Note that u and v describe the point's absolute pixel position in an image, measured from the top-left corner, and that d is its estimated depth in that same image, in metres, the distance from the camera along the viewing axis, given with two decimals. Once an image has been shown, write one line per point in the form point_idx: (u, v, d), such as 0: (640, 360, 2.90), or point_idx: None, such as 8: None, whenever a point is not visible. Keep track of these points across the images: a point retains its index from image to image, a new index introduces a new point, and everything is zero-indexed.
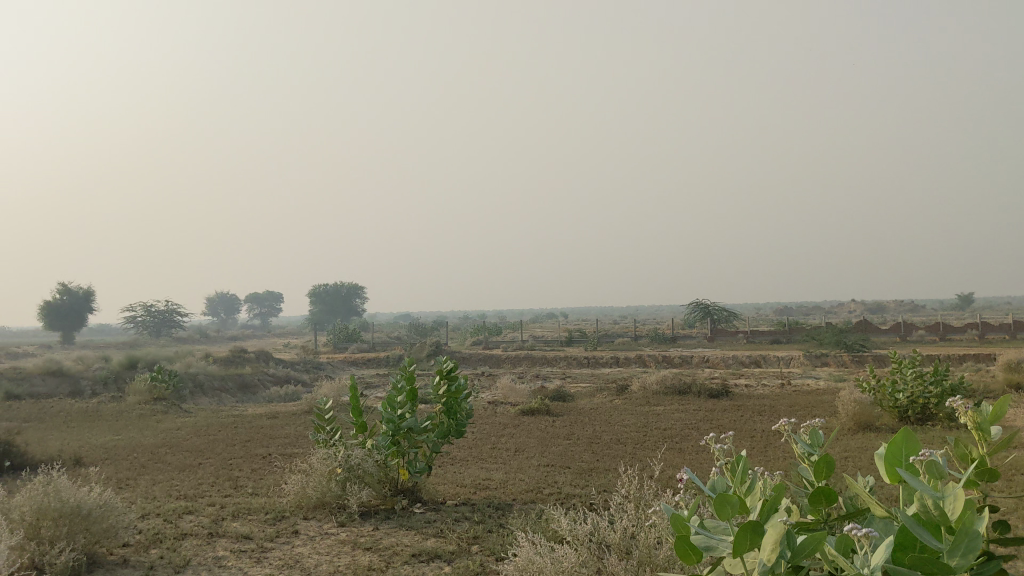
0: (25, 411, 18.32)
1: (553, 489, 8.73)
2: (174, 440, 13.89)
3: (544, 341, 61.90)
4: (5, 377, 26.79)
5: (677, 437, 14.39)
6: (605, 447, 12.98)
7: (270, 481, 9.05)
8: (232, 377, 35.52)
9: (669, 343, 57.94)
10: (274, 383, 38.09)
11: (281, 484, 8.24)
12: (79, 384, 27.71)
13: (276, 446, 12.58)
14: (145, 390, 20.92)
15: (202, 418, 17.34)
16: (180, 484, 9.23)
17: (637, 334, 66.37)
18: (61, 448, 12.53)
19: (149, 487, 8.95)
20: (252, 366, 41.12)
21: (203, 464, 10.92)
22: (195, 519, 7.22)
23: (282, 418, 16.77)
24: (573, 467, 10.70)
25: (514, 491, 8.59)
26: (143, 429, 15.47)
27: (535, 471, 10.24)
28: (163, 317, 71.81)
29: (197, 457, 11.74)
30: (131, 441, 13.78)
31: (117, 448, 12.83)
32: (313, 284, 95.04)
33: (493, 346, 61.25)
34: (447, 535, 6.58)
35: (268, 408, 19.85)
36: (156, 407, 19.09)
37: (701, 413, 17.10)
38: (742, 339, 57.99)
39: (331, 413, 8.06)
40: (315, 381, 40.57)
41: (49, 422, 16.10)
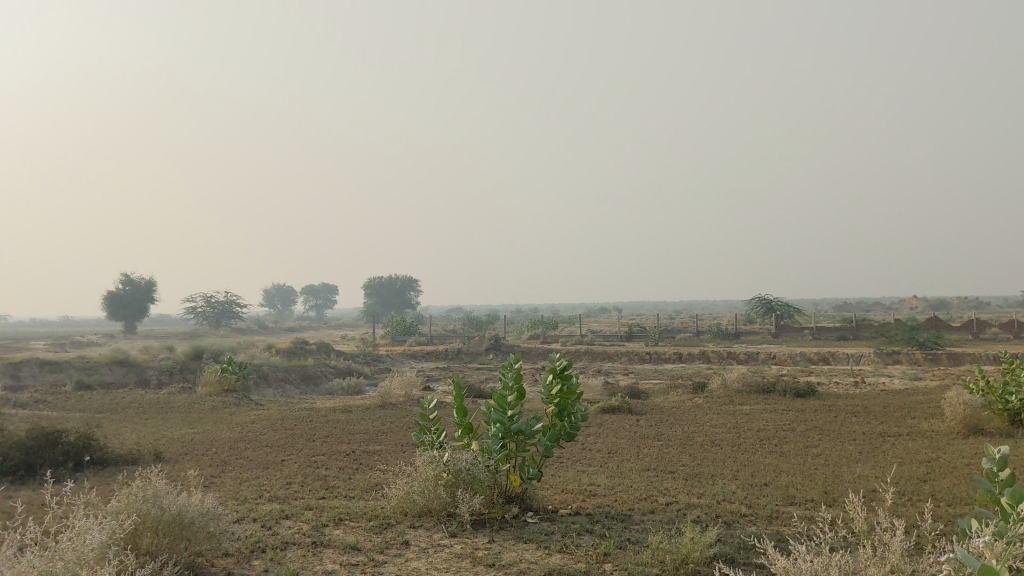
0: (97, 400, 18.16)
1: (668, 498, 8.07)
2: (251, 434, 13.53)
3: (603, 335, 61.15)
4: (74, 367, 26.87)
5: (775, 439, 13.58)
6: (704, 449, 12.26)
7: (364, 484, 8.59)
8: (295, 369, 35.41)
9: (732, 339, 56.77)
10: (336, 374, 37.92)
11: (380, 490, 7.70)
12: (145, 373, 27.67)
13: (358, 444, 12.13)
14: (215, 381, 20.65)
15: (275, 411, 16.96)
16: (269, 484, 8.79)
17: (697, 328, 65.25)
18: (139, 441, 12.23)
19: (237, 486, 8.51)
20: (314, 357, 41.04)
21: (287, 462, 10.50)
22: (293, 524, 6.70)
23: (357, 413, 16.35)
24: (675, 472, 10.02)
25: (626, 499, 7.94)
26: (218, 422, 15.15)
27: (639, 476, 9.57)
28: (222, 308, 72.40)
29: (280, 453, 11.36)
30: (208, 434, 13.44)
31: (195, 442, 12.49)
32: (370, 277, 95.43)
33: (552, 340, 60.63)
34: (573, 551, 5.94)
35: (338, 400, 19.50)
36: (227, 399, 18.79)
37: (793, 414, 16.32)
38: (808, 336, 56.59)
39: (436, 413, 7.46)
40: (375, 374, 40.35)
41: (123, 413, 15.87)
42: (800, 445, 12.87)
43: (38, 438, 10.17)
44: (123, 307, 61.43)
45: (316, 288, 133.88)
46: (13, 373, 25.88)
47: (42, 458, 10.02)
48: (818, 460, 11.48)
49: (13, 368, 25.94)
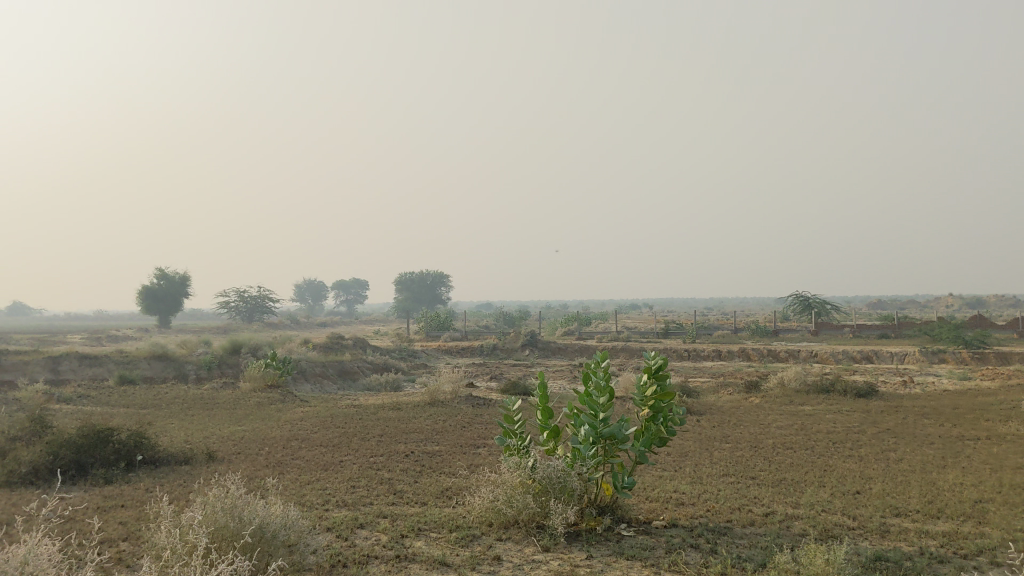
0: (140, 395, 17.84)
1: (764, 508, 7.50)
2: (303, 432, 13.11)
3: (640, 332, 60.38)
4: (113, 361, 26.66)
5: (847, 442, 12.92)
6: (776, 452, 11.65)
7: (435, 490, 8.11)
8: (332, 364, 35.12)
9: (771, 337, 55.78)
10: (372, 370, 37.61)
11: (458, 499, 7.19)
12: (184, 368, 27.42)
13: (414, 444, 11.64)
14: (259, 377, 20.29)
15: (322, 409, 16.55)
16: (332, 488, 8.31)
17: (735, 325, 64.26)
18: (189, 439, 11.85)
19: (299, 490, 8.06)
20: (351, 352, 40.80)
21: (346, 464, 10.04)
22: (370, 535, 6.22)
23: (407, 411, 15.89)
24: (756, 478, 9.42)
25: (721, 509, 7.37)
26: (267, 419, 14.77)
27: (721, 481, 8.98)
28: (256, 302, 72.51)
29: (337, 453, 10.94)
30: (258, 432, 13.07)
31: (246, 441, 12.09)
32: (401, 273, 95.25)
33: (587, 337, 60.02)
34: (684, 570, 5.40)
35: (384, 398, 19.05)
36: (272, 395, 18.43)
37: (860, 415, 15.63)
38: (849, 333, 55.50)
39: (519, 416, 6.93)
40: (412, 369, 39.96)
41: (168, 409, 15.52)
42: (877, 449, 12.20)
43: (89, 436, 9.82)
44: (158, 301, 61.64)
45: (347, 283, 133.89)
46: (53, 367, 25.72)
47: (93, 457, 9.65)
48: (900, 465, 10.82)
49: (53, 361, 25.76)
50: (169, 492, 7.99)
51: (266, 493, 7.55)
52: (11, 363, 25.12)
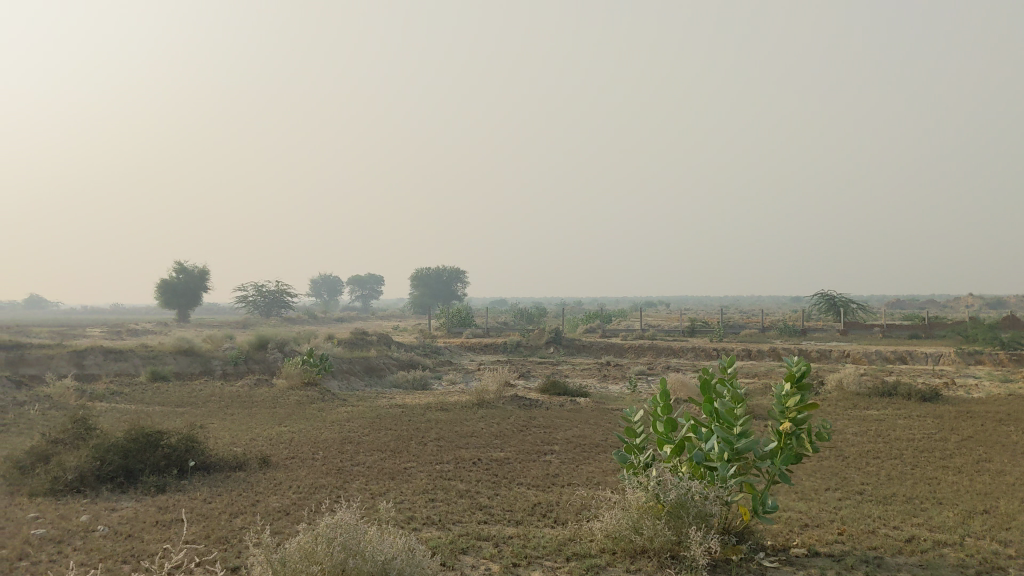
0: (175, 392, 17.17)
1: (903, 533, 6.69)
2: (353, 435, 12.39)
3: (665, 330, 59.40)
4: (139, 356, 26.02)
5: (933, 450, 12.07)
6: (866, 462, 10.83)
7: (526, 509, 7.30)
8: (358, 360, 34.43)
9: (799, 336, 54.72)
10: (398, 367, 36.90)
11: (564, 524, 6.42)
12: (209, 363, 26.74)
13: (475, 451, 10.88)
14: (297, 374, 19.61)
15: (366, 409, 15.81)
16: (406, 502, 7.56)
17: (761, 323, 63.17)
18: (237, 443, 11.16)
19: (371, 506, 7.33)
20: (376, 349, 40.07)
21: (412, 473, 9.29)
22: (479, 563, 5.49)
23: (456, 412, 15.17)
24: (867, 494, 8.59)
25: (856, 534, 6.57)
26: (312, 420, 14.07)
27: (832, 499, 8.17)
28: (273, 296, 71.88)
29: (398, 459, 10.20)
30: (306, 435, 12.36)
31: (298, 445, 11.41)
32: (419, 269, 94.64)
33: (611, 334, 59.08)
34: None
35: (424, 398, 18.33)
36: (311, 394, 17.71)
37: (935, 421, 14.80)
38: (879, 333, 54.39)
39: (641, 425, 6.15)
40: (438, 367, 39.19)
41: (207, 408, 14.85)
42: (972, 459, 11.34)
43: (138, 440, 9.10)
44: (176, 295, 61.13)
45: (362, 278, 133.13)
46: (77, 361, 25.04)
47: (143, 462, 8.94)
48: (1006, 478, 9.97)
49: (77, 355, 25.08)
50: (231, 514, 7.24)
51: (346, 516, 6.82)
52: (34, 357, 24.48)
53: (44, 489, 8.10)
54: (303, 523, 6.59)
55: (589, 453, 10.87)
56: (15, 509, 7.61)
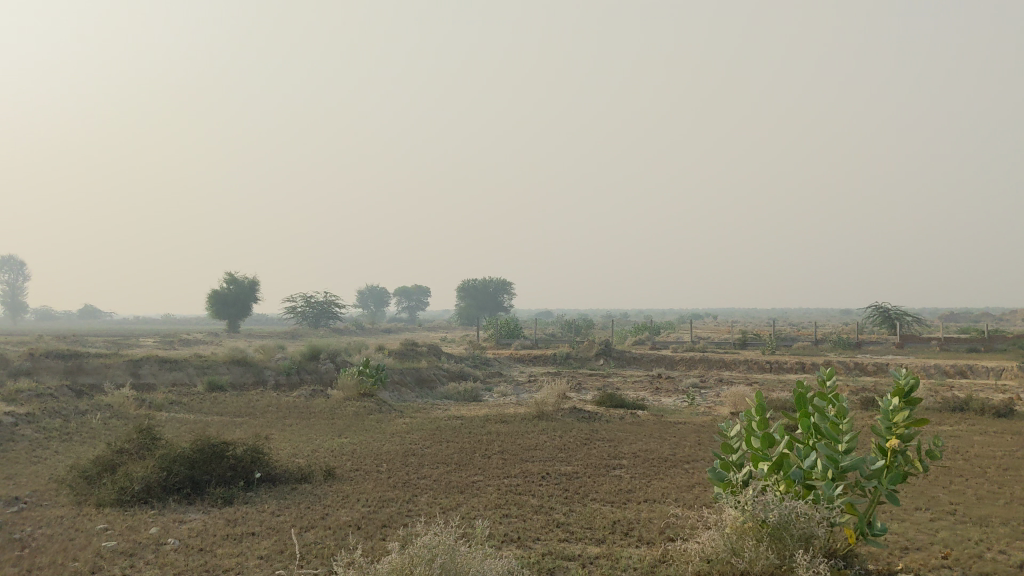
0: (233, 403, 17.12)
1: (1014, 557, 6.30)
2: (414, 447, 12.19)
3: (716, 343, 58.54)
4: (193, 366, 26.12)
5: (1017, 469, 11.53)
6: (950, 480, 10.35)
7: (605, 527, 7.04)
8: (409, 371, 34.29)
9: (854, 349, 53.57)
10: (448, 378, 36.71)
11: (652, 547, 6.14)
12: (262, 373, 26.79)
13: (541, 464, 10.60)
14: (352, 385, 19.48)
15: (423, 421, 15.60)
16: (479, 518, 7.32)
17: (815, 336, 62.00)
18: (300, 455, 11.02)
19: (443, 523, 7.10)
20: (426, 360, 39.95)
21: (480, 486, 9.04)
22: None
23: (514, 425, 14.91)
24: (959, 514, 8.18)
25: (963, 558, 6.22)
26: (371, 431, 13.90)
27: (925, 520, 7.77)
28: (321, 307, 72.29)
29: (464, 472, 9.97)
30: (367, 447, 12.19)
31: (361, 457, 11.24)
32: (465, 280, 94.61)
33: (660, 346, 58.43)
34: None
35: (479, 410, 18.09)
36: (368, 405, 17.56)
37: (1014, 437, 14.20)
38: (936, 347, 53.04)
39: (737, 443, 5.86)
40: (488, 378, 38.95)
41: (265, 418, 14.77)
42: None
43: (204, 450, 8.98)
44: (227, 306, 61.74)
45: (408, 289, 133.42)
46: (134, 370, 25.20)
47: (209, 473, 8.81)
48: None
49: (133, 365, 25.26)
50: (300, 528, 7.04)
51: (421, 536, 6.61)
52: (92, 365, 24.70)
53: (111, 499, 8.00)
54: (377, 541, 6.38)
55: (659, 468, 10.55)
56: (83, 519, 7.50)
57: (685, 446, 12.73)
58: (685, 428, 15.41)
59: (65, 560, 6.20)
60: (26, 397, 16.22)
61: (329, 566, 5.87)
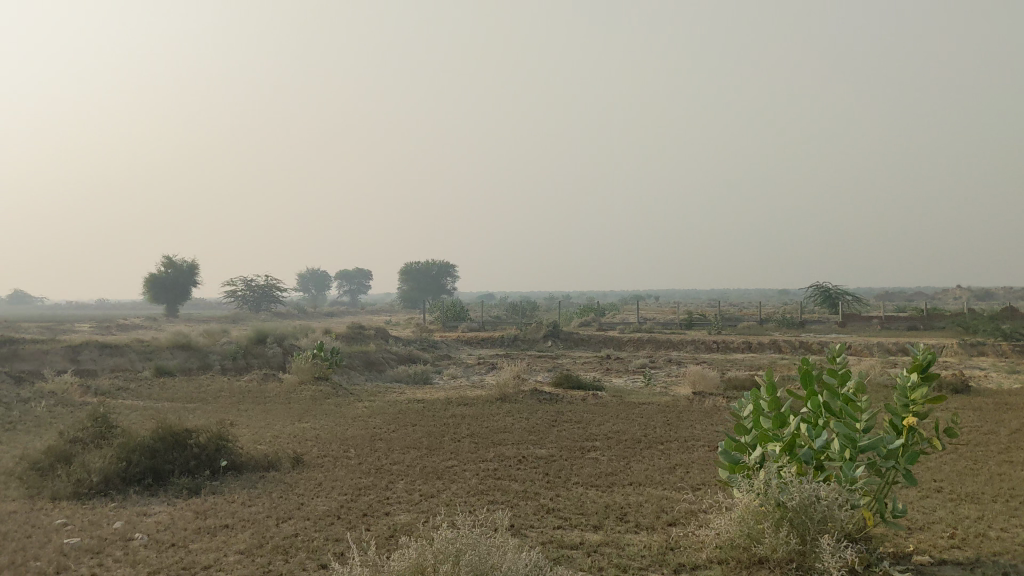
0: (184, 388, 16.50)
1: (1018, 535, 6.19)
2: (378, 431, 11.80)
3: (663, 323, 58.78)
4: (135, 351, 25.27)
5: (987, 444, 11.55)
6: (926, 458, 10.29)
7: (598, 512, 6.73)
8: (357, 354, 33.72)
9: (797, 329, 54.22)
10: (397, 361, 36.20)
11: (652, 534, 5.87)
12: (208, 358, 26.02)
13: (514, 447, 10.28)
14: (306, 369, 18.97)
15: (384, 404, 15.19)
16: (461, 505, 6.99)
17: (759, 316, 62.59)
18: (263, 442, 10.57)
19: (423, 513, 6.74)
20: (374, 343, 39.39)
21: (457, 472, 8.69)
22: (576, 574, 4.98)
23: (478, 407, 14.59)
24: (947, 492, 8.07)
25: (971, 538, 6.07)
26: (331, 416, 13.46)
27: (918, 499, 7.64)
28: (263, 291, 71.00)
29: (437, 457, 9.61)
30: (331, 432, 11.76)
31: (325, 442, 10.83)
32: (409, 262, 93.83)
33: (607, 327, 58.52)
34: None
35: (438, 394, 17.72)
36: (324, 389, 17.05)
37: (977, 413, 14.29)
38: (876, 325, 53.94)
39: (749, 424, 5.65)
40: (438, 361, 38.52)
41: (219, 404, 14.22)
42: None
43: (165, 439, 8.50)
44: (165, 289, 60.29)
45: (350, 272, 131.86)
46: (73, 356, 24.27)
47: (172, 462, 8.35)
48: None
49: (72, 351, 24.33)
50: (276, 520, 6.62)
51: (404, 527, 6.26)
52: (29, 352, 23.73)
53: (68, 492, 7.50)
54: (359, 534, 6.04)
55: (635, 449, 10.32)
56: (38, 515, 6.99)
57: (656, 426, 12.54)
58: (650, 408, 15.24)
59: (24, 560, 5.71)
60: None
61: (314, 563, 5.43)
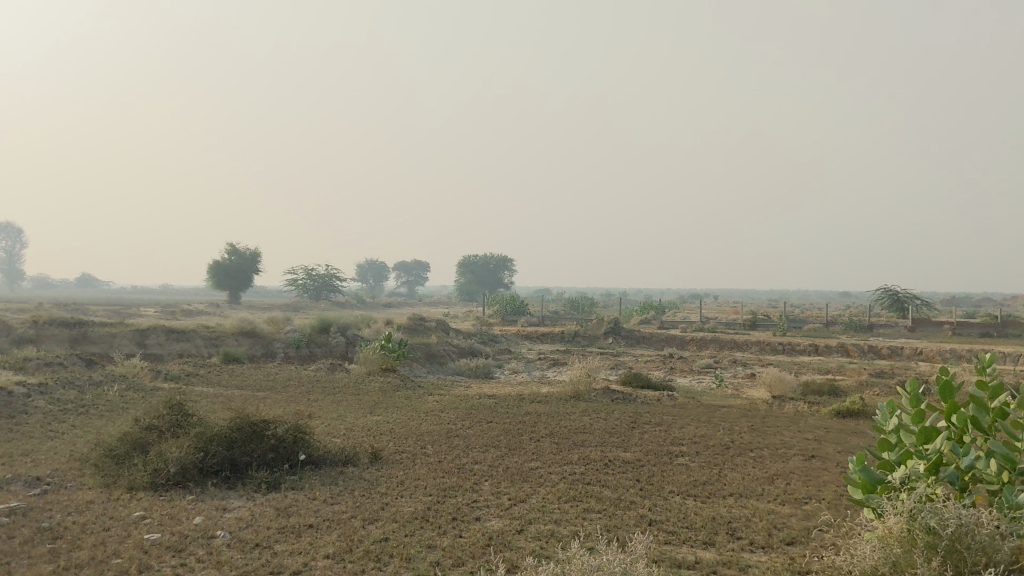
0: (253, 376, 16.33)
1: None
2: (453, 428, 11.43)
3: (726, 323, 57.66)
4: (202, 337, 25.32)
5: None
6: None
7: (705, 526, 6.26)
8: (418, 346, 33.50)
9: (866, 332, 52.80)
10: (458, 354, 35.94)
11: (770, 559, 5.40)
12: (272, 346, 25.99)
13: (597, 450, 9.82)
14: (375, 360, 18.72)
15: (455, 399, 14.83)
16: (551, 513, 6.57)
17: (825, 318, 61.04)
18: (337, 435, 10.28)
19: (512, 520, 6.33)
20: (436, 335, 39.18)
21: (542, 475, 8.29)
22: None
23: (551, 404, 14.15)
24: None
25: None
26: (402, 409, 13.14)
27: None
28: (323, 280, 71.44)
29: (518, 458, 9.20)
30: (405, 426, 11.45)
31: (399, 437, 10.50)
32: (465, 256, 93.74)
33: (669, 326, 57.69)
34: None
35: (506, 389, 17.30)
36: (393, 381, 16.77)
37: None
38: (948, 331, 52.23)
39: (892, 439, 5.14)
40: (499, 355, 38.17)
41: (288, 392, 13.99)
42: None
43: (243, 429, 8.23)
44: (229, 277, 60.88)
45: (409, 264, 132.29)
46: (140, 340, 24.36)
47: (249, 455, 8.08)
48: None
49: (140, 335, 24.41)
50: (362, 522, 6.26)
51: (499, 536, 5.85)
52: (99, 335, 23.88)
53: (145, 483, 7.25)
54: (451, 543, 5.65)
55: (725, 456, 9.80)
56: (115, 506, 6.73)
57: (740, 432, 11.97)
58: (731, 412, 14.64)
59: (105, 556, 5.43)
60: (35, 367, 15.41)
61: (409, 572, 5.05)
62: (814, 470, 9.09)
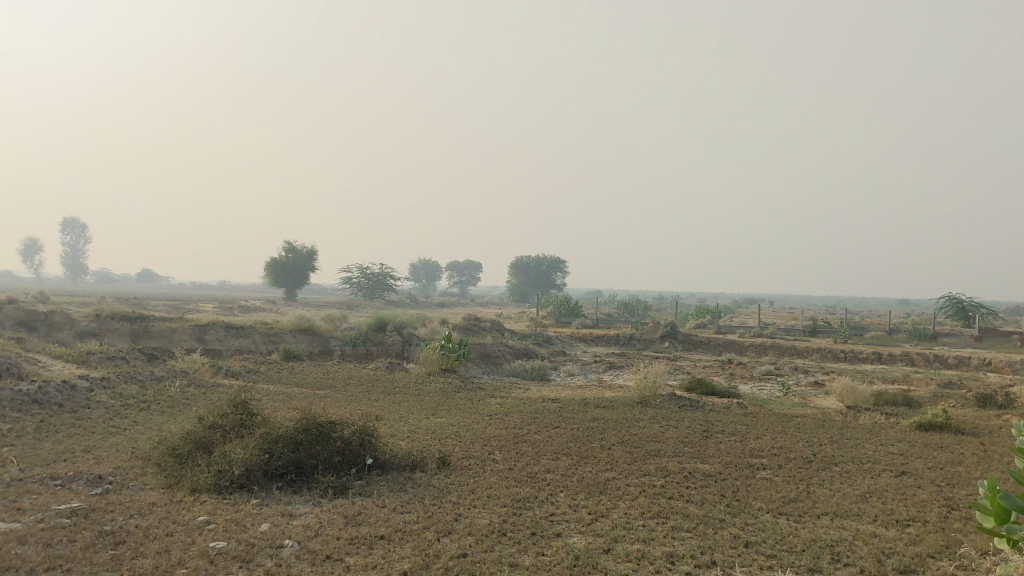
0: (313, 374, 16.10)
1: None
2: (520, 432, 11.02)
3: (785, 329, 56.41)
4: (260, 333, 25.26)
5: None
6: None
7: (805, 550, 5.78)
8: (473, 347, 33.16)
9: (930, 341, 51.21)
10: (513, 355, 35.53)
11: None
12: (329, 343, 25.85)
13: (673, 461, 9.33)
14: (434, 360, 18.39)
15: (518, 402, 14.42)
16: (635, 531, 6.13)
17: (887, 326, 59.42)
18: (402, 438, 9.94)
19: (595, 538, 5.89)
20: (490, 336, 38.85)
21: (620, 486, 7.84)
22: None
23: (617, 410, 13.67)
24: None
25: None
26: (464, 411, 12.79)
27: None
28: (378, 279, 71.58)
29: (592, 467, 8.76)
30: (470, 429, 11.09)
31: (466, 441, 10.12)
32: (518, 257, 93.39)
33: (726, 331, 56.64)
34: None
35: (568, 393, 16.82)
36: (453, 382, 16.42)
37: None
38: (1017, 340, 50.45)
39: None
40: (554, 357, 37.68)
41: (348, 391, 13.72)
42: None
43: (309, 430, 7.92)
44: (285, 274, 61.25)
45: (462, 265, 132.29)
46: (200, 336, 24.37)
47: (315, 457, 7.77)
48: None
49: (200, 330, 24.42)
50: (434, 535, 5.87)
51: (585, 555, 5.43)
52: (159, 329, 23.95)
53: (209, 485, 6.98)
54: (534, 562, 5.25)
55: (810, 471, 9.24)
56: (178, 509, 6.45)
57: (819, 444, 11.38)
58: (805, 422, 14.02)
59: (170, 566, 5.12)
60: (98, 360, 15.39)
61: None
62: (908, 488, 8.50)
